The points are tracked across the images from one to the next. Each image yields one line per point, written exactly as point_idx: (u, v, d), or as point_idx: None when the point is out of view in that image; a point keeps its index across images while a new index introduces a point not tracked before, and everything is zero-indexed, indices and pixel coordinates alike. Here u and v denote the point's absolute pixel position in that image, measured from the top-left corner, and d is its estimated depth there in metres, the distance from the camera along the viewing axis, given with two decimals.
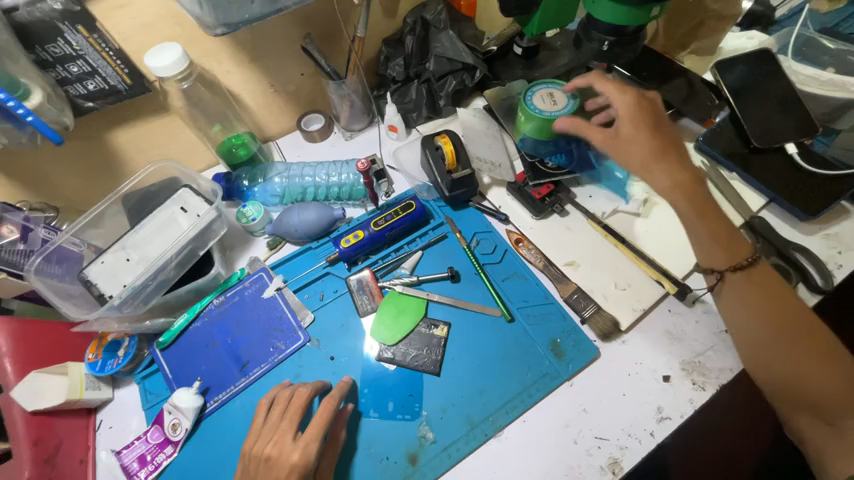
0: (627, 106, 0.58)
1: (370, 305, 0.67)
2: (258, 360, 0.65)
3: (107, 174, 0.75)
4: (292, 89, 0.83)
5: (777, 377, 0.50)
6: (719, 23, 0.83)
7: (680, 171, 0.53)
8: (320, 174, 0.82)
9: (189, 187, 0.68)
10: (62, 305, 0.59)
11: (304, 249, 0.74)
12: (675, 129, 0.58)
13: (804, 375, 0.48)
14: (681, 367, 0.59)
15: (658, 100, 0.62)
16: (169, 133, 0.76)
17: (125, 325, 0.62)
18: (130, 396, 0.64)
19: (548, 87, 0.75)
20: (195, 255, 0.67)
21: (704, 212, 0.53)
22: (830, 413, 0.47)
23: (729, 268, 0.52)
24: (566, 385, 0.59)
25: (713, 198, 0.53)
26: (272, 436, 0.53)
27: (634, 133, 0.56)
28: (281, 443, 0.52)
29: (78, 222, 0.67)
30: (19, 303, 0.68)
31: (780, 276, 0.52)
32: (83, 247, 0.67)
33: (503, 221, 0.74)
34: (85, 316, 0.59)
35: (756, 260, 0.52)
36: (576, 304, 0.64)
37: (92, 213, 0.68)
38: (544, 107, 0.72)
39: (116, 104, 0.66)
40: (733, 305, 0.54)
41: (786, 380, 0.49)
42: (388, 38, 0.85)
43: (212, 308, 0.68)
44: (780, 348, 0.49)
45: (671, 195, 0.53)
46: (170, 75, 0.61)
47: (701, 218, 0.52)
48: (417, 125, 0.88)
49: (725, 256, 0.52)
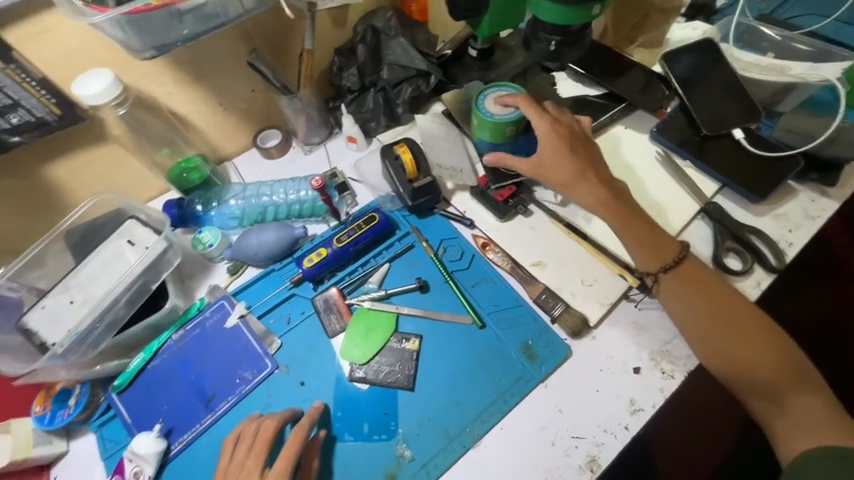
0: (546, 131, 0.65)
1: (339, 324, 0.65)
2: (224, 393, 0.62)
3: (47, 210, 0.70)
4: (243, 106, 0.80)
5: (721, 363, 0.55)
6: (663, 16, 0.88)
7: (600, 189, 0.62)
8: (278, 193, 0.79)
9: (136, 219, 0.66)
10: None
11: (266, 272, 0.71)
12: (592, 150, 0.66)
13: (738, 357, 0.54)
14: (650, 357, 0.60)
15: (576, 123, 0.69)
16: (112, 161, 0.72)
17: (73, 372, 0.58)
18: (87, 447, 0.60)
19: (500, 90, 0.75)
20: (147, 289, 0.63)
21: (625, 221, 0.62)
22: (769, 389, 0.53)
23: (661, 268, 0.59)
24: (541, 387, 0.59)
25: (634, 208, 0.62)
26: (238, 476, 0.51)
27: (556, 160, 0.64)
28: None
29: (14, 265, 0.62)
30: None
31: (704, 271, 0.59)
32: (24, 291, 0.63)
33: (469, 225, 0.73)
34: (26, 369, 0.55)
35: (682, 258, 0.59)
36: (545, 304, 0.64)
37: (28, 254, 0.63)
38: (495, 110, 0.72)
39: (46, 137, 0.62)
40: (672, 303, 0.59)
41: (729, 365, 0.55)
42: (340, 48, 0.83)
43: (171, 343, 0.65)
44: (716, 336, 0.55)
45: (596, 210, 0.63)
46: (101, 103, 0.58)
47: (625, 226, 0.61)
48: (376, 134, 0.86)
49: (655, 258, 0.60)
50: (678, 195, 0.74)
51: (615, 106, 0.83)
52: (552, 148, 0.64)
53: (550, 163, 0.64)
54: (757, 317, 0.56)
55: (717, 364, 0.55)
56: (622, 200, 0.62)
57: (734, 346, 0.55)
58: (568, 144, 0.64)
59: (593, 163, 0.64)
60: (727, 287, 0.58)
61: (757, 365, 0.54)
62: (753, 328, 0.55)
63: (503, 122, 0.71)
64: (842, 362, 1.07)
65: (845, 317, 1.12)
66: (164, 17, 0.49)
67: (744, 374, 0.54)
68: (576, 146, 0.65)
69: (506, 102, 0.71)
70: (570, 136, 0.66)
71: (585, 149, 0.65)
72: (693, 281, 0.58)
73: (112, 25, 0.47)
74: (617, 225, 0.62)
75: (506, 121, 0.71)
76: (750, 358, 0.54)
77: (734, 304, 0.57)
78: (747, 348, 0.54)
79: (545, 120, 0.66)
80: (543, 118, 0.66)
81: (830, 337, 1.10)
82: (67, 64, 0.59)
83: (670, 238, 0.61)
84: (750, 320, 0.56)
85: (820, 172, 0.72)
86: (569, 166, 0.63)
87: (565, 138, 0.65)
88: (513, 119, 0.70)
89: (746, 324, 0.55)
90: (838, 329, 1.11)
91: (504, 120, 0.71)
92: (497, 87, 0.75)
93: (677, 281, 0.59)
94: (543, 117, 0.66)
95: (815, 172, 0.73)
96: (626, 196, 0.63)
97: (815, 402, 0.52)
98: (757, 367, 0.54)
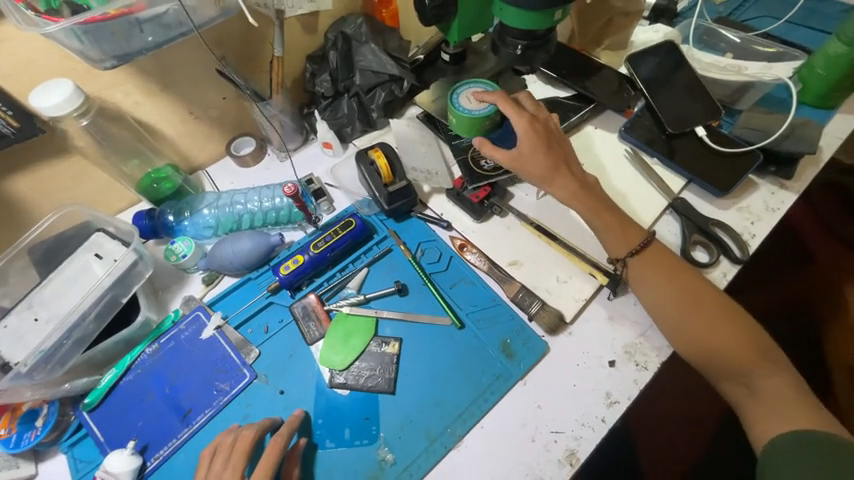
0: (524, 130, 0.64)
1: (318, 331, 0.65)
2: (201, 406, 0.61)
3: (9, 225, 0.67)
4: (215, 114, 0.79)
5: (697, 346, 0.57)
6: (626, 20, 0.90)
7: (573, 182, 0.64)
8: (252, 201, 0.78)
9: (103, 231, 0.64)
10: None
11: (242, 281, 0.70)
12: (565, 146, 0.66)
13: (710, 338, 0.56)
14: (624, 350, 0.61)
15: (550, 120, 0.69)
16: (77, 173, 0.70)
17: (40, 391, 0.56)
18: (56, 469, 0.57)
19: (472, 87, 0.75)
20: (118, 302, 0.62)
21: (597, 211, 0.64)
22: (740, 369, 0.55)
23: (629, 254, 0.62)
24: (520, 384, 0.60)
25: (605, 201, 0.65)
26: None
27: (532, 155, 0.64)
28: None
29: None
30: None
31: (671, 255, 0.62)
32: None
33: (446, 227, 0.74)
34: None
35: (648, 243, 0.62)
36: (522, 302, 0.65)
37: None
38: (470, 106, 0.71)
39: (4, 150, 0.60)
40: (644, 288, 0.61)
41: (702, 347, 0.56)
42: (311, 54, 0.83)
43: (144, 358, 0.63)
44: (689, 323, 0.57)
45: (570, 202, 0.65)
46: (61, 114, 0.57)
47: (596, 216, 0.64)
48: (352, 139, 0.87)
49: (625, 245, 0.62)
50: (648, 192, 0.76)
51: (585, 107, 0.85)
52: (530, 143, 0.64)
53: (527, 157, 0.64)
54: (726, 304, 0.58)
55: (691, 351, 0.57)
56: (590, 189, 0.65)
57: (706, 332, 0.57)
58: (544, 141, 0.64)
59: (569, 159, 0.66)
60: (697, 278, 0.60)
61: (727, 349, 0.56)
62: (723, 316, 0.57)
63: (478, 117, 0.70)
64: (812, 347, 1.12)
65: (810, 303, 1.17)
66: (123, 25, 0.49)
67: (717, 354, 0.56)
68: (553, 144, 0.65)
69: (482, 98, 0.70)
70: (546, 132, 0.66)
71: (560, 146, 0.66)
72: (664, 272, 0.60)
73: (68, 37, 0.47)
74: (587, 213, 0.64)
75: (482, 116, 0.70)
76: (721, 345, 0.56)
77: (704, 292, 0.59)
78: (718, 334, 0.56)
79: (522, 115, 0.65)
80: (520, 113, 0.66)
81: (799, 323, 1.15)
82: (25, 75, 0.57)
83: (638, 226, 0.63)
84: (720, 308, 0.58)
85: (778, 165, 0.76)
86: (546, 161, 0.64)
87: (542, 134, 0.65)
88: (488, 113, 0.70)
89: (717, 312, 0.57)
90: (806, 315, 1.16)
91: (479, 115, 0.70)
92: (469, 84, 0.75)
93: (648, 271, 0.61)
94: (521, 111, 0.65)
95: (773, 166, 0.76)
96: (594, 187, 0.66)
97: (782, 385, 0.54)
98: (728, 353, 0.56)
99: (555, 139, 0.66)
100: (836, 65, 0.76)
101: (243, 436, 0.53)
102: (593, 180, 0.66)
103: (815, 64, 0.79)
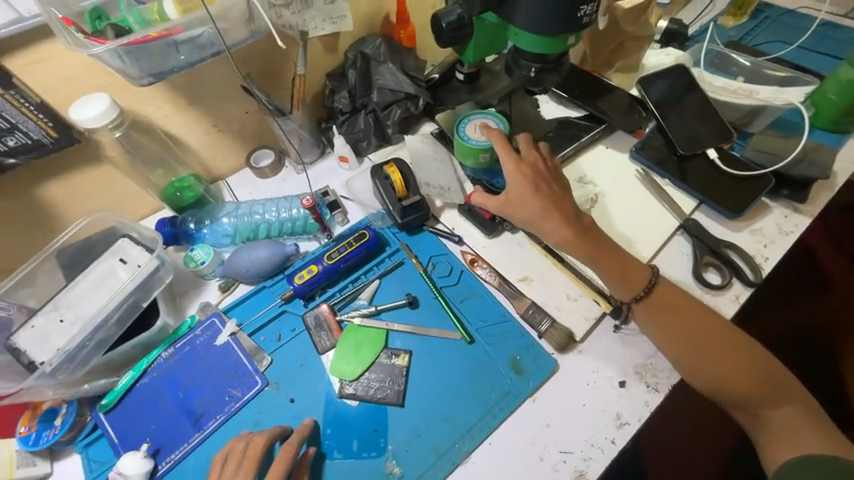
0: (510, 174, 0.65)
1: (329, 341, 0.66)
2: (213, 412, 0.62)
3: (41, 229, 0.71)
4: (237, 127, 0.83)
5: (709, 389, 0.56)
6: (636, 43, 0.92)
7: (565, 228, 0.63)
8: (270, 211, 0.81)
9: (128, 236, 0.67)
10: None
11: (258, 289, 0.72)
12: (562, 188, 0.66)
13: (723, 382, 0.55)
14: (635, 371, 0.61)
15: (546, 162, 0.67)
16: (106, 182, 0.73)
17: (60, 391, 0.58)
18: (71, 467, 0.59)
19: (487, 118, 0.78)
20: (139, 307, 0.64)
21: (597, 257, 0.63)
22: (755, 406, 0.54)
23: (631, 299, 0.61)
24: (529, 402, 0.60)
25: (606, 243, 0.63)
26: None
27: (520, 200, 0.64)
28: None
29: (5, 284, 0.63)
30: None
31: (675, 293, 0.60)
32: (13, 310, 0.63)
33: (458, 242, 0.75)
34: (13, 388, 0.55)
35: (650, 286, 0.61)
36: (532, 318, 0.65)
37: (20, 272, 0.64)
38: (471, 135, 0.75)
39: (42, 159, 0.64)
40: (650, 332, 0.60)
41: (715, 390, 0.56)
42: (331, 72, 0.86)
43: (160, 361, 0.65)
44: (694, 356, 0.57)
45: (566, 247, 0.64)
46: (98, 126, 0.60)
47: (596, 262, 0.63)
48: (367, 153, 0.90)
49: (626, 290, 0.61)
50: (659, 213, 0.77)
51: (596, 127, 0.87)
52: (518, 188, 0.64)
53: (516, 201, 0.64)
54: (733, 338, 0.58)
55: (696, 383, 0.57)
56: (586, 234, 0.63)
57: (711, 365, 0.56)
58: (531, 184, 0.64)
59: (561, 199, 0.64)
60: (701, 308, 0.59)
61: (740, 390, 0.55)
62: (729, 345, 0.57)
63: (469, 147, 0.74)
64: (828, 374, 1.09)
65: (827, 328, 1.15)
66: (161, 46, 0.52)
67: (730, 395, 0.55)
68: (540, 185, 0.64)
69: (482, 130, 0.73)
70: (537, 175, 0.65)
71: (548, 187, 0.65)
72: (665, 303, 0.60)
73: (113, 57, 0.50)
74: (589, 260, 0.63)
75: (478, 148, 0.73)
76: (734, 386, 0.55)
77: (707, 323, 0.58)
78: (724, 366, 0.56)
79: (511, 157, 0.66)
80: (509, 156, 0.66)
81: (814, 349, 1.12)
82: (66, 89, 0.61)
83: (640, 266, 0.62)
84: (724, 338, 0.57)
85: (791, 189, 0.76)
86: (538, 204, 0.63)
87: (530, 177, 0.65)
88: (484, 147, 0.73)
89: (722, 343, 0.57)
90: (821, 341, 1.13)
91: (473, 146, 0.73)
92: (484, 116, 0.79)
93: (653, 314, 0.60)
94: (510, 153, 0.66)
95: (786, 189, 0.76)
96: (593, 232, 0.64)
97: (799, 415, 0.54)
98: (740, 391, 0.55)
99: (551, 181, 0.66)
100: (848, 91, 0.77)
101: (253, 443, 0.54)
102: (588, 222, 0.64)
103: (827, 89, 0.80)
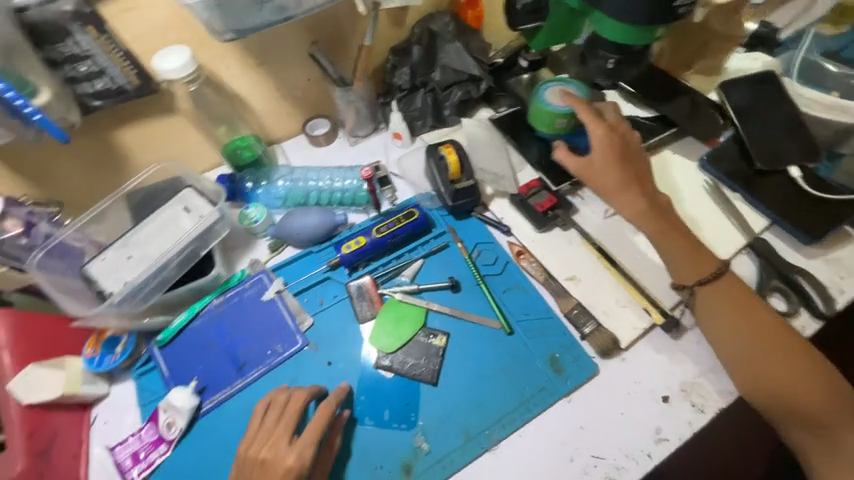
0: (599, 137, 0.62)
1: (370, 312, 0.67)
2: (255, 363, 0.64)
3: (115, 172, 0.75)
4: (298, 94, 0.84)
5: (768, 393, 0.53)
6: (724, 44, 0.85)
7: (640, 201, 0.61)
8: (324, 179, 0.82)
9: (193, 187, 0.70)
10: (63, 300, 0.60)
11: (305, 253, 0.74)
12: (643, 162, 0.64)
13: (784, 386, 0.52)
14: (680, 387, 0.59)
15: (632, 133, 0.65)
16: (175, 134, 0.77)
17: (123, 322, 0.62)
18: (126, 392, 0.64)
19: (566, 85, 0.76)
20: (196, 255, 0.67)
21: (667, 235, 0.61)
22: (817, 423, 0.51)
23: (696, 282, 0.59)
24: (564, 401, 0.59)
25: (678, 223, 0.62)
26: (267, 440, 0.52)
27: (604, 167, 0.62)
28: (276, 447, 0.52)
29: (81, 219, 0.67)
30: (19, 296, 0.65)
31: (746, 288, 0.58)
32: (85, 243, 0.67)
33: (505, 232, 0.74)
34: (84, 312, 0.60)
35: (721, 272, 0.59)
36: (576, 319, 0.64)
37: (95, 210, 0.68)
38: (551, 99, 0.74)
39: (123, 104, 0.67)
40: (711, 321, 0.58)
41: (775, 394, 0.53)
42: (396, 47, 0.85)
43: (211, 307, 0.68)
44: (757, 352, 0.54)
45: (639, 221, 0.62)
46: (176, 78, 0.63)
47: (665, 238, 0.60)
48: (420, 133, 0.88)
49: (692, 271, 0.59)
50: (723, 227, 0.72)
51: (665, 130, 0.82)
52: (603, 154, 0.62)
53: (598, 168, 0.63)
54: (803, 346, 0.55)
55: (760, 395, 0.53)
56: (662, 212, 0.62)
57: (775, 370, 0.53)
58: (617, 154, 0.62)
59: (642, 176, 0.63)
60: (776, 316, 0.56)
61: (803, 400, 0.52)
62: (798, 353, 0.54)
63: (550, 112, 0.73)
64: None
65: None
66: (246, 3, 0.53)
67: (791, 403, 0.52)
68: (626, 155, 0.63)
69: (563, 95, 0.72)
70: (623, 146, 0.63)
71: (633, 159, 0.63)
72: (738, 304, 0.57)
73: (203, 8, 0.52)
74: (657, 237, 0.61)
75: (556, 112, 0.72)
76: (796, 394, 0.52)
77: (779, 328, 0.55)
78: (789, 370, 0.53)
79: (600, 124, 0.63)
80: (598, 122, 0.64)
81: None
82: (151, 40, 0.64)
83: (713, 255, 0.60)
84: (795, 348, 0.54)
85: None
86: (619, 175, 0.62)
87: (617, 146, 0.62)
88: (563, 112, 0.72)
89: (796, 357, 0.54)
90: None
91: (555, 111, 0.72)
92: (563, 82, 0.77)
93: (717, 302, 0.58)
94: (598, 119, 0.63)
95: None
96: (668, 210, 0.62)
97: None
98: (802, 401, 0.52)
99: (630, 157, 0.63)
100: None
101: (293, 399, 0.56)
102: (666, 200, 0.63)
103: None
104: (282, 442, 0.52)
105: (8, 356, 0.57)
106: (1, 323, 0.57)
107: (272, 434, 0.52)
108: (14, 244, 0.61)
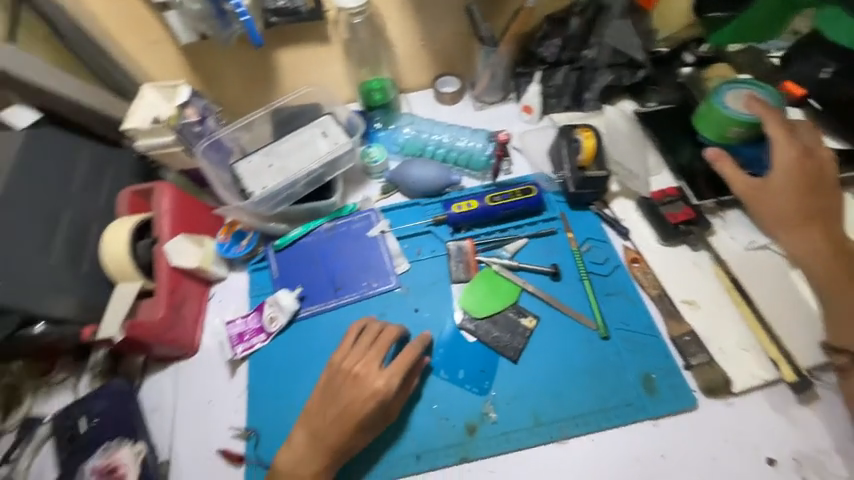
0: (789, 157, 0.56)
1: (464, 274, 0.68)
2: (350, 290, 0.69)
3: (264, 92, 0.81)
4: (441, 47, 0.83)
5: None
6: None
7: (822, 241, 0.54)
8: (442, 135, 0.81)
9: (332, 116, 0.73)
10: (219, 186, 0.68)
11: (412, 203, 0.76)
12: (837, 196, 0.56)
13: None
14: (792, 456, 0.52)
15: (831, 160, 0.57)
16: (322, 63, 0.80)
17: (253, 220, 0.70)
18: (240, 281, 0.72)
19: (754, 90, 0.66)
20: (323, 179, 0.71)
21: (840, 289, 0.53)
22: None
23: None
24: (650, 424, 0.55)
25: None
26: (361, 358, 0.53)
27: (780, 193, 0.56)
28: (369, 365, 0.52)
29: (234, 125, 0.75)
30: (175, 175, 0.72)
31: None
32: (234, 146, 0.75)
33: (622, 234, 0.69)
34: (229, 203, 0.68)
35: None
36: (685, 347, 0.59)
37: (246, 119, 0.76)
38: (732, 104, 0.66)
39: (293, 24, 0.72)
40: None
41: None
42: (552, 15, 0.78)
43: (322, 229, 0.74)
44: None
45: (810, 263, 0.54)
46: (349, 7, 0.66)
47: (838, 293, 0.53)
48: (550, 113, 0.83)
49: None
50: None
51: None
52: (789, 178, 0.56)
53: (774, 193, 0.57)
54: None
55: None
56: (847, 257, 0.53)
57: None
58: (808, 184, 0.55)
59: (831, 214, 0.55)
60: None
61: None
62: None
63: (727, 119, 0.65)
64: None
65: None
66: None
67: None
68: (820, 187, 0.55)
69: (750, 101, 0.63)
70: (818, 175, 0.56)
71: (827, 193, 0.56)
72: None
73: None
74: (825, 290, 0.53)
75: (734, 119, 0.64)
76: None
77: None
78: None
79: (793, 146, 0.57)
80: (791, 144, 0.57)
81: None
82: None
83: None
84: None
85: None
86: (799, 207, 0.55)
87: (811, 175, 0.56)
88: (743, 120, 0.63)
89: None
90: None
91: (733, 118, 0.64)
92: (751, 86, 0.67)
93: None
94: (793, 141, 0.57)
95: None
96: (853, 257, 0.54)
97: None
98: None
99: (817, 188, 0.56)
100: None
101: (384, 333, 0.56)
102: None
103: None
104: (370, 367, 0.52)
105: (167, 221, 0.65)
106: (167, 192, 0.66)
107: (364, 356, 0.53)
108: (190, 129, 0.64)
